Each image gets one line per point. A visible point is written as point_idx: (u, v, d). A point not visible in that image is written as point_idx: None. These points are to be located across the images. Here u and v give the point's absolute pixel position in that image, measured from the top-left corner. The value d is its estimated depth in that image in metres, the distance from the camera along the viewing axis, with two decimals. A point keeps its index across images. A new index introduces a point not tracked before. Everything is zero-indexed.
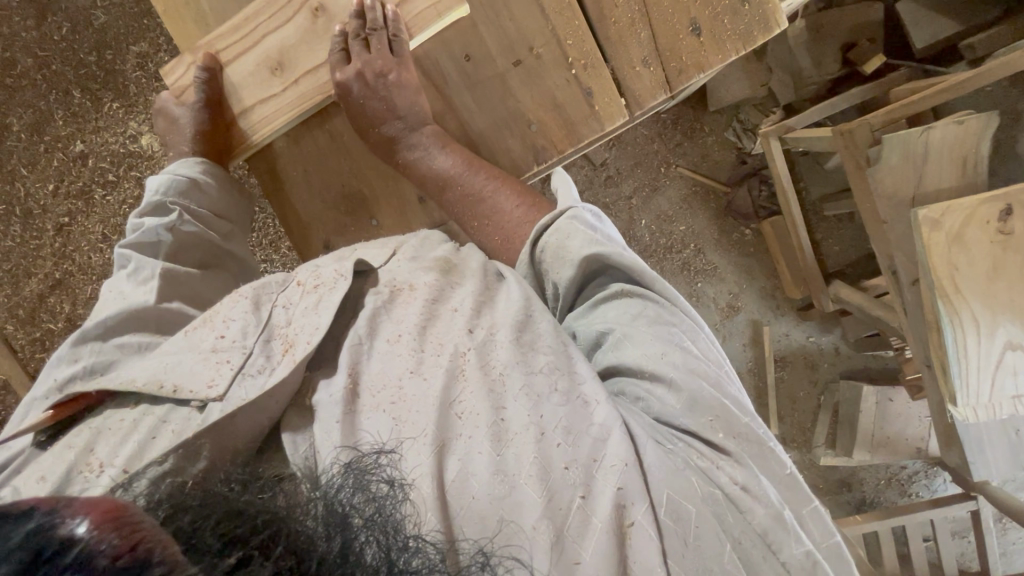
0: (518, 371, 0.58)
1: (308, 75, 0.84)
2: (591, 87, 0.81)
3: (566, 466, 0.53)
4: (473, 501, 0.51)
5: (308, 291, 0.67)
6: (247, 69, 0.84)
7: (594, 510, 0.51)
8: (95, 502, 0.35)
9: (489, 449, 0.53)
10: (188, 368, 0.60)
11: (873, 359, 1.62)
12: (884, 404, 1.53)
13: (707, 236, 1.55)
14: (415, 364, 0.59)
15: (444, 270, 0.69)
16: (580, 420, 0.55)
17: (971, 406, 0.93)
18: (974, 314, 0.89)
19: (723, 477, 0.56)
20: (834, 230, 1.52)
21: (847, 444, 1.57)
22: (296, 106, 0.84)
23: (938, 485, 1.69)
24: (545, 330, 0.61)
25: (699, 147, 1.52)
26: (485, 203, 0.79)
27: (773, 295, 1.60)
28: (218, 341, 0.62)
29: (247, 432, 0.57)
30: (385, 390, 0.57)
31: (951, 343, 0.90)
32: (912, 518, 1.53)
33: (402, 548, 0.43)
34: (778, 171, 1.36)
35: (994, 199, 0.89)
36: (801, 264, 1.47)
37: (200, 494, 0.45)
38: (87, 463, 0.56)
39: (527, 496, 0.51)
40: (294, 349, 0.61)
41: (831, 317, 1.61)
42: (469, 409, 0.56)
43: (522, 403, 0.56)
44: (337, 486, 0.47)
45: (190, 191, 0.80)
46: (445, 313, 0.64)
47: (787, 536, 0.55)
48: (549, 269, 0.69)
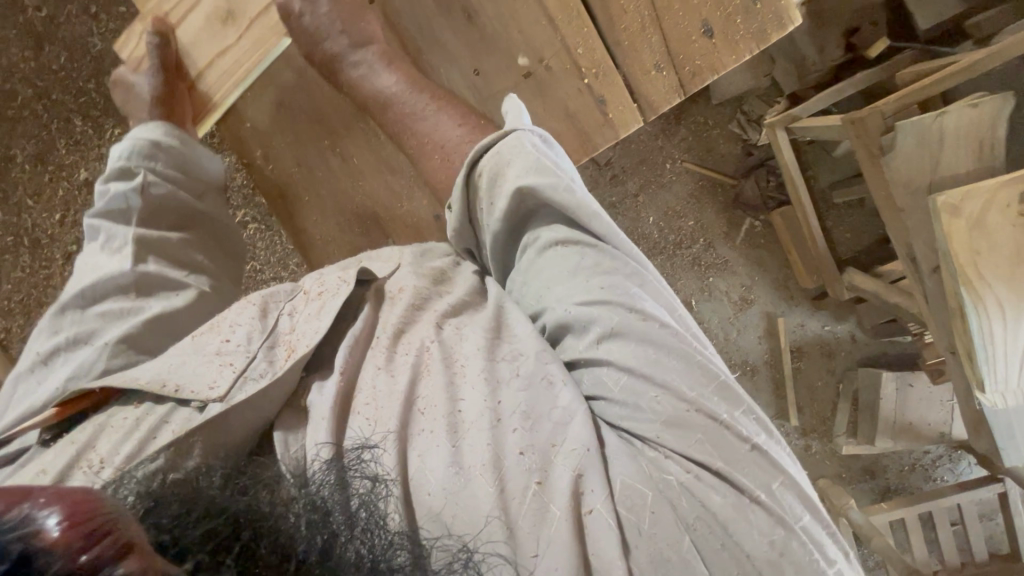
0: (480, 358, 0.57)
1: (256, 27, 0.79)
2: (604, 96, 0.80)
3: (523, 454, 0.52)
4: (431, 497, 0.51)
5: (311, 298, 0.66)
6: (197, 25, 0.80)
7: (550, 500, 0.50)
8: (66, 493, 0.33)
9: (447, 440, 0.53)
10: (190, 369, 0.60)
11: (891, 346, 1.60)
12: (903, 391, 1.52)
13: (716, 230, 1.54)
14: (384, 362, 0.59)
15: (438, 279, 0.69)
16: (541, 404, 0.54)
17: (1000, 392, 0.91)
18: (999, 299, 0.86)
19: (676, 469, 0.52)
20: (845, 216, 1.51)
21: (870, 432, 1.56)
22: (253, 53, 0.79)
23: (962, 468, 1.67)
24: (513, 321, 0.61)
25: (703, 141, 1.50)
26: (425, 122, 0.75)
27: (786, 285, 1.58)
28: (223, 345, 0.62)
29: (243, 429, 0.57)
30: (361, 392, 0.57)
31: (975, 330, 0.88)
32: (940, 503, 1.54)
33: (385, 546, 0.45)
34: (785, 160, 1.36)
35: (1016, 180, 0.83)
36: (814, 254, 1.47)
37: (180, 487, 0.45)
38: (86, 459, 0.57)
39: (481, 487, 0.51)
40: (295, 352, 0.60)
41: (845, 306, 1.59)
42: (431, 403, 0.55)
43: (480, 393, 0.55)
44: (320, 481, 0.48)
45: (154, 153, 0.78)
46: (426, 315, 0.63)
47: (748, 522, 0.50)
48: (484, 213, 0.65)
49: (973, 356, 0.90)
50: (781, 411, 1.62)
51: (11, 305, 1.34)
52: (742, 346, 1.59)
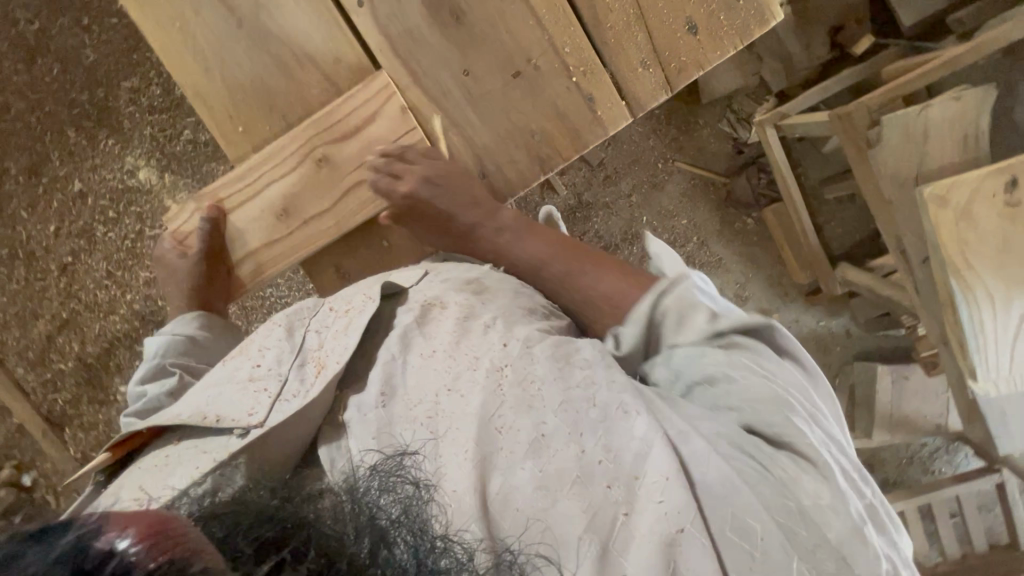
0: (555, 385, 0.61)
1: (309, 224, 0.84)
2: (592, 94, 0.81)
3: (610, 481, 0.55)
4: (519, 512, 0.55)
5: (338, 315, 0.73)
6: (251, 215, 0.85)
7: (636, 526, 0.54)
8: (140, 514, 0.36)
9: (529, 462, 0.57)
10: (227, 400, 0.65)
11: (885, 340, 1.61)
12: (899, 383, 1.53)
13: (708, 229, 1.55)
14: (450, 381, 0.63)
15: (475, 290, 0.75)
16: (622, 434, 0.57)
17: (993, 381, 0.92)
18: (989, 290, 0.87)
19: (807, 484, 0.56)
20: (836, 212, 1.51)
21: (867, 426, 1.56)
22: (307, 247, 0.84)
23: (960, 460, 1.68)
24: (581, 349, 0.65)
25: (694, 141, 1.51)
26: (583, 281, 0.78)
27: (780, 281, 1.59)
28: (255, 369, 0.68)
29: (280, 450, 0.61)
30: (422, 403, 0.62)
31: (965, 321, 0.89)
32: (937, 495, 1.55)
33: (431, 549, 0.45)
34: (775, 157, 1.38)
35: (999, 171, 0.85)
36: (806, 249, 1.48)
37: (234, 501, 0.47)
38: (134, 499, 0.59)
39: (568, 509, 0.54)
40: (327, 366, 0.67)
41: (839, 301, 1.60)
42: (506, 422, 0.59)
43: (562, 421, 0.58)
44: (364, 487, 0.50)
45: (189, 348, 0.83)
46: (476, 327, 0.68)
47: (862, 551, 0.54)
48: (665, 324, 0.69)
49: (965, 346, 0.91)
50: None
51: (8, 317, 1.34)
52: None
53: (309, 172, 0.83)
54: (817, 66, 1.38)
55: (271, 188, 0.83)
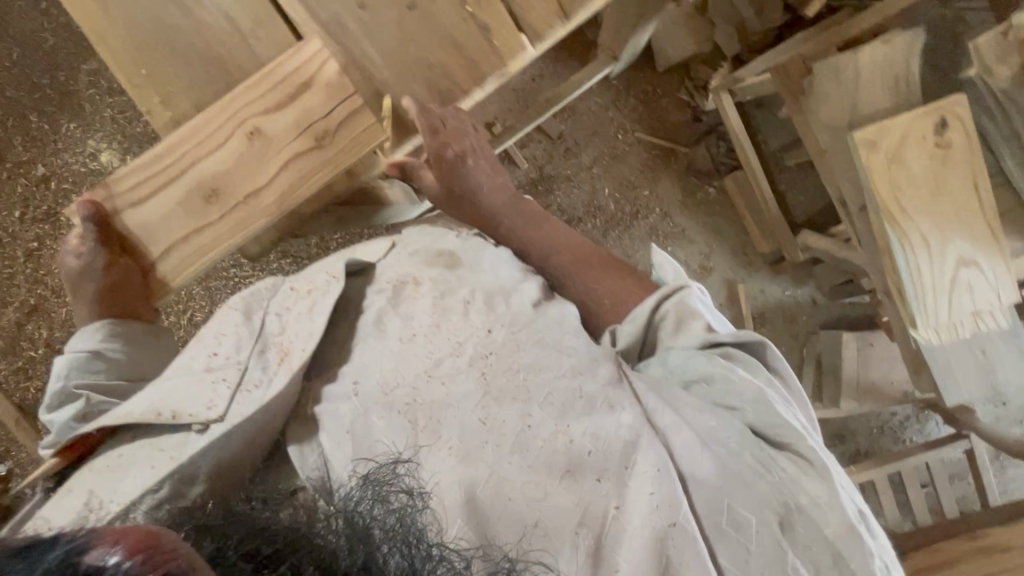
0: (539, 378, 0.71)
1: (239, 206, 0.81)
2: (486, 22, 0.82)
3: (591, 474, 0.66)
4: (511, 500, 0.64)
5: (301, 296, 0.80)
6: (173, 200, 0.80)
7: (626, 521, 0.64)
8: (127, 531, 0.41)
9: (517, 458, 0.67)
10: (185, 393, 0.70)
11: (851, 308, 1.60)
12: (864, 350, 1.52)
13: (671, 200, 1.55)
14: (430, 367, 0.73)
15: (448, 262, 0.85)
16: (608, 425, 0.68)
17: (933, 329, 0.91)
18: (922, 233, 0.87)
19: (808, 487, 0.65)
20: (797, 179, 1.50)
21: (834, 395, 1.55)
22: (230, 236, 0.81)
23: (931, 428, 1.66)
24: (572, 344, 0.75)
25: (654, 111, 1.51)
26: (589, 271, 0.89)
27: (745, 251, 1.58)
28: (212, 359, 0.73)
29: (241, 443, 0.67)
30: (399, 389, 0.71)
31: (904, 267, 0.88)
32: (907, 463, 1.53)
33: (425, 557, 0.53)
34: (733, 127, 1.38)
35: (930, 111, 0.85)
36: (767, 217, 1.48)
37: (224, 515, 0.55)
38: (89, 501, 0.64)
39: (558, 501, 0.64)
40: (290, 355, 0.73)
41: (803, 269, 1.60)
42: (488, 413, 0.69)
43: (546, 415, 0.69)
44: (358, 497, 0.57)
45: (94, 363, 0.79)
46: (454, 306, 0.77)
47: (858, 549, 0.62)
48: (664, 330, 0.79)
49: (904, 293, 0.90)
50: None
51: None
52: None
53: (240, 146, 0.80)
54: (771, 30, 1.37)
55: (200, 166, 0.80)
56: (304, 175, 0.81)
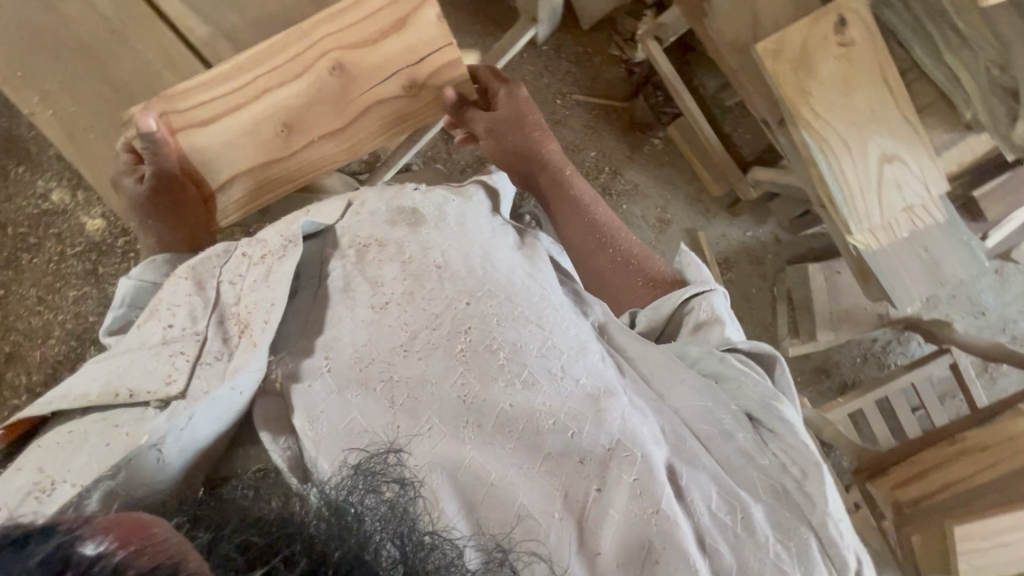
0: (531, 357, 0.59)
1: (318, 143, 0.76)
2: None
3: (573, 455, 0.55)
4: (493, 484, 0.52)
5: (254, 262, 0.62)
6: (242, 126, 0.73)
7: (609, 504, 0.53)
8: (116, 520, 0.32)
9: (492, 437, 0.55)
10: (140, 367, 0.54)
11: (814, 240, 1.59)
12: (832, 279, 1.50)
13: (619, 157, 1.54)
14: (405, 341, 0.58)
15: (410, 222, 0.68)
16: (589, 408, 0.57)
17: (868, 232, 0.90)
18: (840, 135, 0.87)
19: (798, 473, 0.58)
20: (741, 118, 1.50)
21: (810, 328, 1.53)
22: (294, 177, 0.78)
23: (913, 349, 1.65)
24: (552, 323, 0.62)
25: (588, 71, 1.51)
26: (626, 240, 0.88)
27: (700, 198, 1.58)
28: (167, 332, 0.56)
29: (208, 427, 0.52)
30: (374, 364, 0.57)
31: (828, 173, 0.88)
32: (894, 387, 1.49)
33: (418, 544, 0.41)
34: (663, 69, 1.37)
35: (827, 12, 0.86)
36: (713, 157, 1.46)
37: (217, 503, 0.41)
38: (36, 484, 0.47)
39: (538, 486, 0.53)
40: (251, 331, 0.56)
41: (761, 207, 1.59)
42: (468, 387, 0.57)
43: (526, 392, 0.57)
44: (347, 487, 0.44)
45: None
46: (428, 269, 0.63)
47: (845, 555, 0.55)
48: (683, 330, 0.75)
49: (834, 200, 0.90)
50: None
51: None
52: None
53: (323, 80, 0.74)
54: None
55: (269, 97, 0.73)
56: (395, 119, 0.79)
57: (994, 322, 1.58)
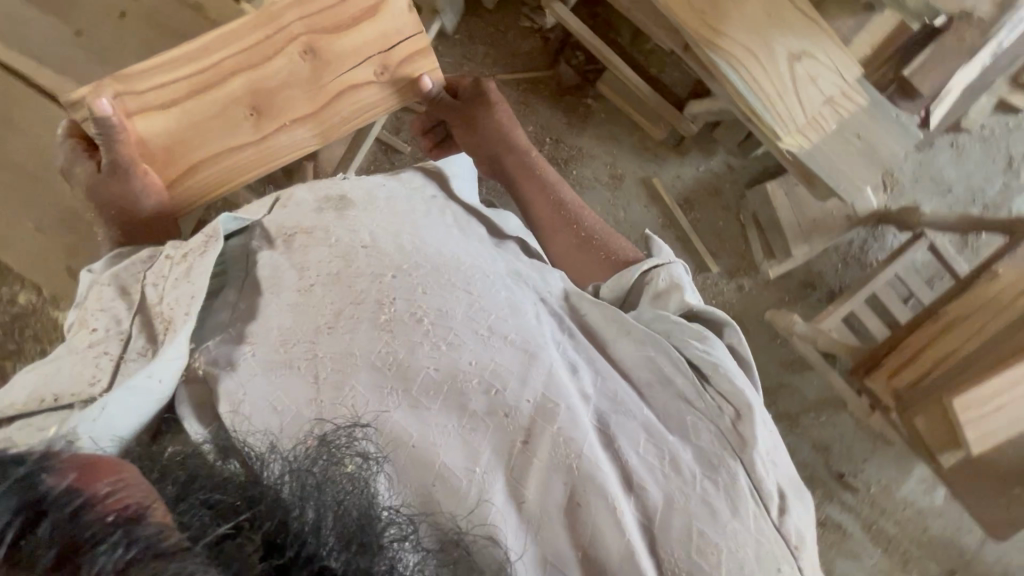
0: (462, 321, 0.56)
1: (288, 127, 0.79)
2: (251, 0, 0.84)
3: (497, 411, 0.53)
4: (419, 448, 0.51)
5: (174, 261, 0.60)
6: (213, 108, 0.75)
7: (533, 453, 0.52)
8: (85, 463, 0.35)
9: (422, 402, 0.53)
10: (63, 372, 0.53)
11: (767, 158, 1.59)
12: (791, 191, 1.51)
13: (557, 125, 1.54)
14: (330, 318, 0.55)
15: (337, 207, 0.64)
16: (518, 367, 0.55)
17: (797, 134, 0.90)
18: (745, 45, 0.88)
19: (728, 415, 0.57)
20: (665, 59, 1.49)
21: (783, 245, 1.52)
22: (258, 164, 0.79)
23: (891, 242, 1.64)
24: (481, 288, 0.60)
25: (505, 48, 1.51)
26: (584, 220, 0.84)
27: (645, 146, 1.57)
28: (90, 337, 0.56)
29: (130, 419, 0.49)
30: (297, 347, 0.54)
31: (742, 88, 0.89)
32: (880, 282, 1.47)
33: (372, 517, 0.40)
34: (573, 26, 1.37)
35: None
36: (647, 101, 1.46)
37: (183, 463, 0.40)
38: None
39: (466, 445, 0.52)
40: (173, 323, 0.54)
41: (707, 140, 1.59)
42: (392, 355, 0.54)
43: (457, 355, 0.55)
44: (310, 458, 0.43)
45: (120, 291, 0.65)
46: (354, 246, 0.60)
47: (767, 496, 0.54)
48: (644, 295, 0.71)
49: (756, 113, 0.89)
50: (699, 265, 1.59)
51: None
52: (632, 221, 1.57)
53: (295, 65, 0.78)
54: None
55: (241, 82, 0.76)
56: (361, 96, 0.82)
57: (961, 196, 1.58)
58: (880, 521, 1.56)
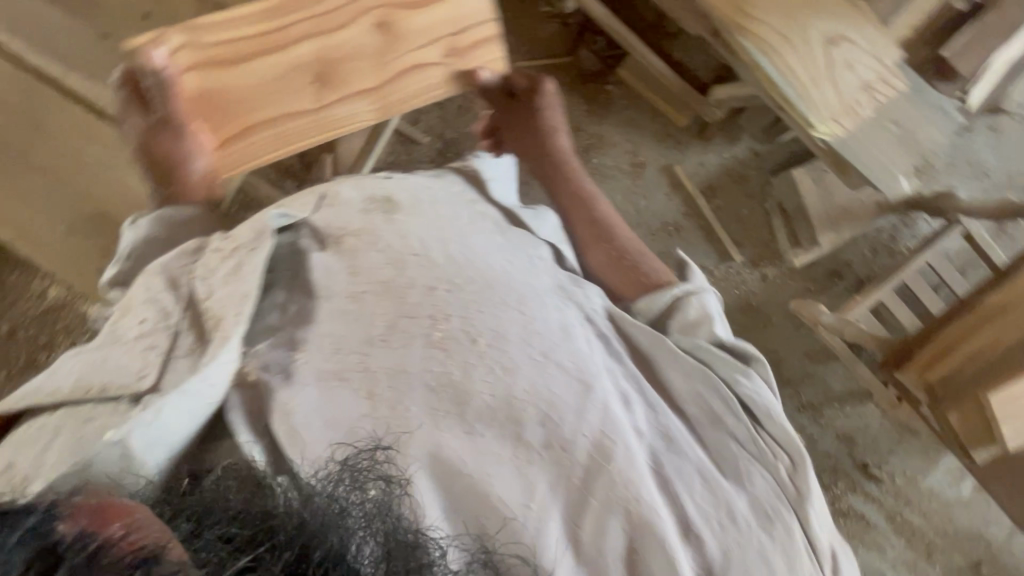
0: (520, 343, 0.54)
1: (350, 101, 0.73)
2: None
3: (554, 445, 0.51)
4: (476, 480, 0.49)
5: (226, 251, 0.54)
6: (276, 71, 0.67)
7: (589, 490, 0.51)
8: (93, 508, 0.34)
9: (478, 431, 0.51)
10: (110, 362, 0.49)
11: (793, 144, 1.55)
12: (819, 177, 1.47)
13: (578, 112, 1.50)
14: (383, 330, 0.52)
15: (385, 209, 0.59)
16: (575, 398, 0.53)
17: (830, 121, 0.87)
18: (777, 31, 0.84)
19: (778, 461, 0.56)
20: (687, 43, 1.46)
21: (809, 233, 1.48)
22: (308, 136, 0.72)
23: (922, 229, 1.59)
24: (535, 309, 0.56)
25: (524, 35, 1.48)
26: (622, 238, 0.73)
27: (668, 133, 1.54)
28: (140, 324, 0.51)
29: (183, 422, 0.47)
30: (347, 359, 0.51)
31: (774, 75, 0.85)
32: (909, 271, 1.43)
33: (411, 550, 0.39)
34: (595, 13, 1.34)
35: None
36: (670, 87, 1.43)
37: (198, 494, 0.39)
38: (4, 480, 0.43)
39: (520, 479, 0.50)
40: (223, 325, 0.49)
41: (731, 126, 1.55)
42: (446, 376, 0.52)
43: (515, 379, 0.52)
44: (332, 480, 0.42)
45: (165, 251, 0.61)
46: (406, 254, 0.56)
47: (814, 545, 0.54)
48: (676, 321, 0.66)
49: (787, 100, 0.85)
50: (723, 254, 1.55)
51: None
52: (655, 209, 1.53)
53: (368, 31, 0.72)
54: None
55: (310, 46, 0.69)
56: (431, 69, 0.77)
57: (997, 180, 1.52)
58: (905, 512, 1.54)
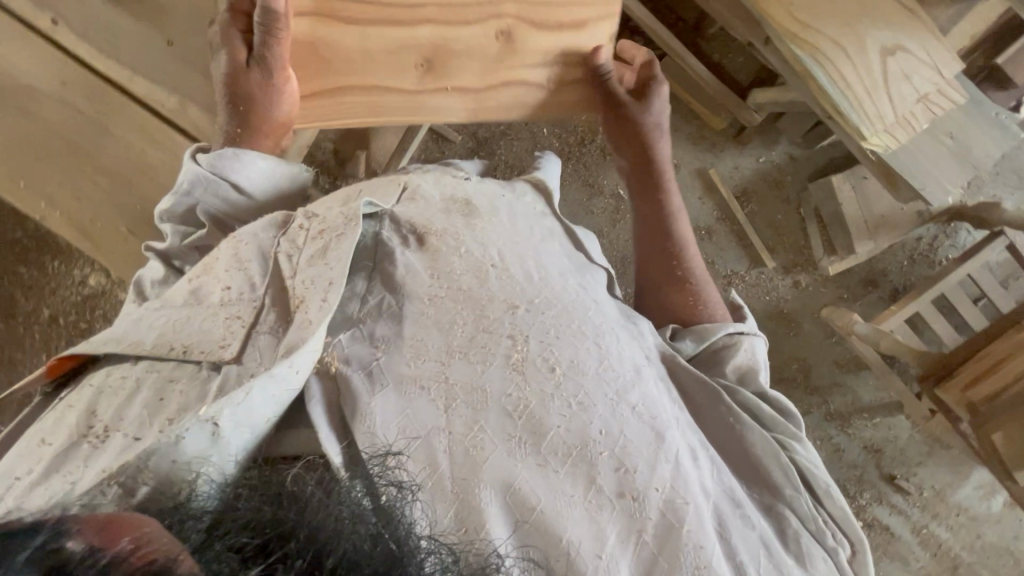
0: (598, 382, 0.55)
1: (444, 95, 0.74)
2: None
3: (626, 495, 0.51)
4: (545, 514, 0.48)
5: (310, 235, 0.56)
6: (383, 48, 0.71)
7: (656, 542, 0.50)
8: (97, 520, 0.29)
9: (548, 464, 0.51)
10: (197, 326, 0.50)
11: (832, 149, 1.51)
12: (858, 185, 1.43)
13: None
14: (464, 346, 0.54)
15: (464, 213, 0.63)
16: (650, 446, 0.54)
17: (884, 133, 0.85)
18: (832, 40, 0.82)
19: (832, 539, 0.58)
20: (727, 44, 1.42)
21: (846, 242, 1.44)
22: (386, 114, 0.74)
23: (963, 239, 1.55)
24: (611, 347, 0.58)
25: None
26: (686, 263, 0.79)
27: (703, 136, 1.52)
28: (224, 293, 0.53)
29: (267, 407, 0.45)
30: (426, 368, 0.52)
31: (828, 84, 0.83)
32: (946, 283, 1.37)
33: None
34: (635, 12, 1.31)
35: None
36: (708, 90, 1.40)
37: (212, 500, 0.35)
38: (94, 427, 0.45)
39: (581, 518, 0.49)
40: (307, 309, 0.49)
41: (770, 129, 1.51)
42: (524, 403, 0.52)
43: (595, 416, 0.54)
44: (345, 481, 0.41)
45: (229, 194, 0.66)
46: (486, 263, 0.59)
47: None
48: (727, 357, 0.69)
49: (840, 109, 0.84)
50: (754, 260, 1.53)
51: None
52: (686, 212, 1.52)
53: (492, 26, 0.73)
54: None
55: (428, 31, 0.71)
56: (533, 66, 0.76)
57: None
58: (931, 524, 1.52)
